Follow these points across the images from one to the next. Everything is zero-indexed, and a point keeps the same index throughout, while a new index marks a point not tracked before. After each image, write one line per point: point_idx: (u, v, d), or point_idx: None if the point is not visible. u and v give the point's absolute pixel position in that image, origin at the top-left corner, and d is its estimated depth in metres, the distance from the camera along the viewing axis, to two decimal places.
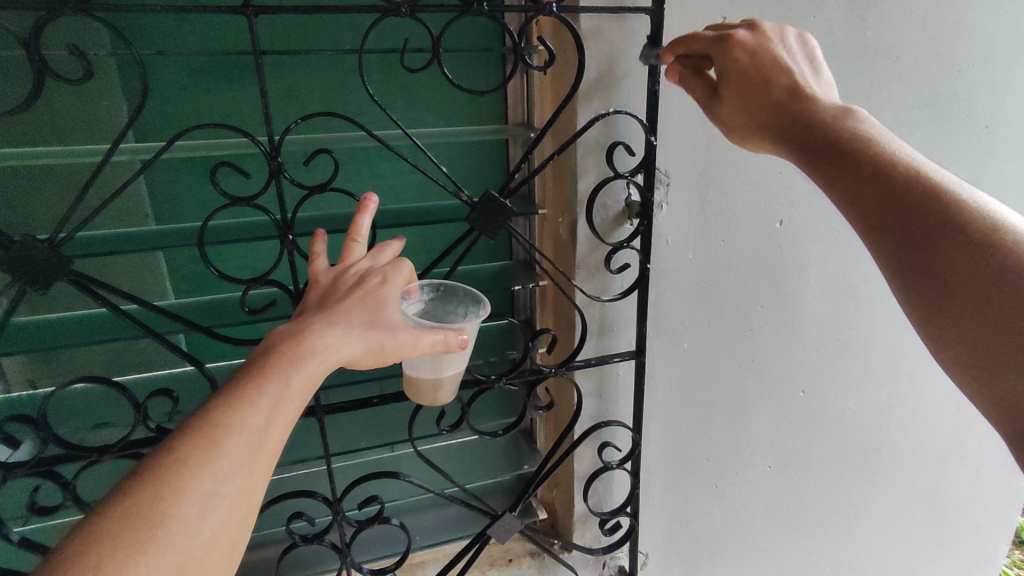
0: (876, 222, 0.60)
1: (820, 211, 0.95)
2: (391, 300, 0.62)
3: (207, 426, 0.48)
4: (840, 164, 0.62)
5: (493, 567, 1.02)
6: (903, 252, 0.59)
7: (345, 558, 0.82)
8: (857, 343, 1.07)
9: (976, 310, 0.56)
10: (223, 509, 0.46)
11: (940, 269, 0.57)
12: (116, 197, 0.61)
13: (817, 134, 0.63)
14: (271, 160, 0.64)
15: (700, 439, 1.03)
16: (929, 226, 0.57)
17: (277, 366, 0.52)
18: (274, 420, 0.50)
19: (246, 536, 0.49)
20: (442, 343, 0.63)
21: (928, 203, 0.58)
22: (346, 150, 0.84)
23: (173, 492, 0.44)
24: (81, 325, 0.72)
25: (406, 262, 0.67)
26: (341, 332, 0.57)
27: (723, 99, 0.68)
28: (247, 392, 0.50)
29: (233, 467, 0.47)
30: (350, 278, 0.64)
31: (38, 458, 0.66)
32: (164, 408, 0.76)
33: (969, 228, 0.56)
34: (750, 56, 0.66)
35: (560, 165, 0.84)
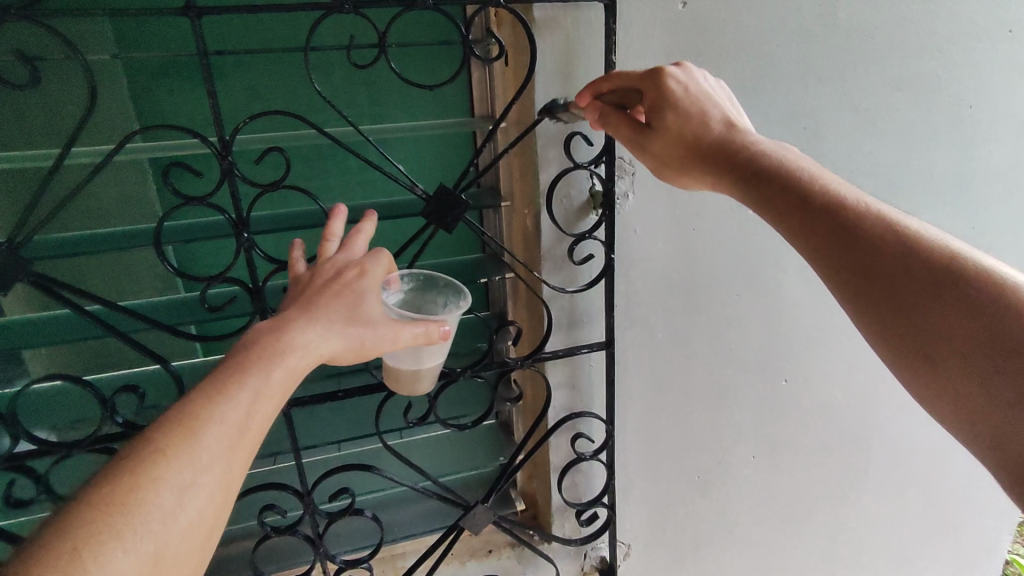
0: (832, 254, 0.60)
1: None
2: (371, 293, 0.62)
3: (185, 418, 0.49)
4: (791, 197, 0.62)
5: (472, 558, 1.02)
6: (865, 285, 0.58)
7: (318, 549, 0.83)
8: (842, 330, 1.05)
9: (951, 341, 0.55)
10: (200, 499, 0.47)
11: (907, 306, 0.57)
12: (73, 198, 0.63)
13: (765, 166, 0.64)
14: (222, 159, 0.66)
15: (679, 430, 1.02)
16: (891, 258, 0.57)
17: (256, 362, 0.52)
18: (255, 414, 0.51)
19: (224, 524, 0.50)
20: (425, 335, 0.64)
21: (872, 227, 0.59)
22: (311, 147, 0.85)
23: (149, 482, 0.45)
24: (47, 326, 0.74)
25: (385, 252, 0.65)
26: (320, 329, 0.57)
27: (654, 131, 0.69)
28: (227, 387, 0.51)
29: (212, 457, 0.48)
30: (328, 271, 0.63)
31: (10, 453, 0.69)
32: (131, 405, 0.78)
33: (914, 252, 0.57)
34: (681, 94, 0.68)
35: (523, 156, 0.84)
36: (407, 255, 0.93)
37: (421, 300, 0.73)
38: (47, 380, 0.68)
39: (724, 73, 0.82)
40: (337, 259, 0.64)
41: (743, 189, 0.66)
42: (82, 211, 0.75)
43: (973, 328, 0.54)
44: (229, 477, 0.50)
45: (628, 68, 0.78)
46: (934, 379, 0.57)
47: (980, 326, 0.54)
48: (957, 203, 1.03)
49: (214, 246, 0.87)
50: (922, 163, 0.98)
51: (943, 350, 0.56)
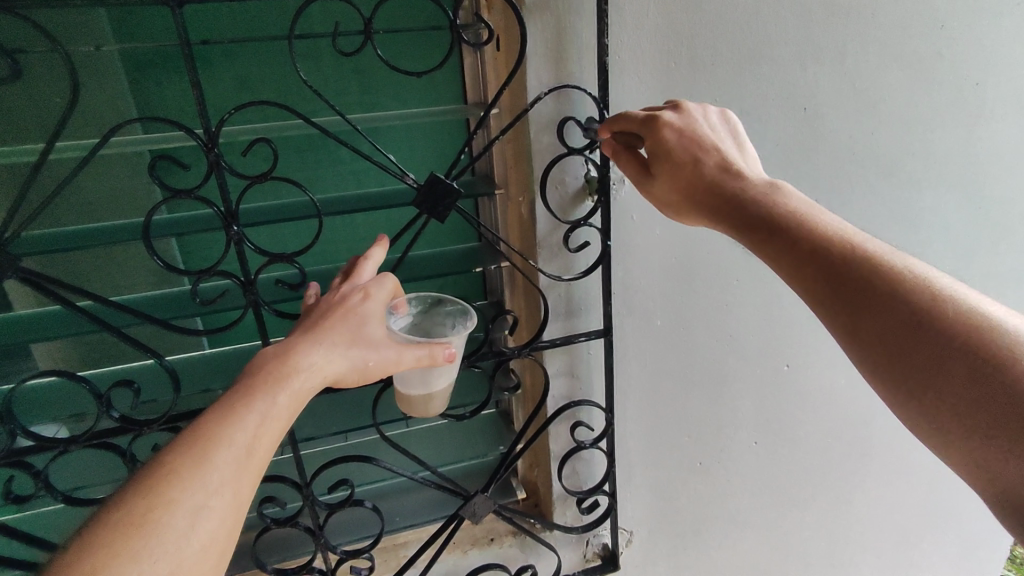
0: (828, 297, 0.60)
1: (794, 181, 0.91)
2: (374, 317, 0.65)
3: (195, 442, 0.51)
4: (787, 239, 0.63)
5: (474, 546, 1.02)
6: (863, 329, 0.58)
7: (318, 540, 0.84)
8: None
9: (950, 386, 0.54)
10: (213, 520, 0.48)
11: (903, 350, 0.56)
12: (58, 193, 0.62)
13: (758, 209, 0.65)
14: (208, 151, 0.64)
15: (680, 417, 1.01)
16: (887, 302, 0.57)
17: (263, 385, 0.56)
18: (261, 437, 0.53)
19: (236, 546, 0.51)
20: (428, 356, 0.66)
21: (860, 272, 0.59)
22: (301, 137, 0.84)
23: (163, 503, 0.47)
24: (39, 322, 0.74)
25: (390, 277, 0.68)
26: (324, 351, 0.61)
27: (655, 177, 0.70)
28: (235, 409, 0.53)
29: (222, 479, 0.50)
30: (334, 295, 0.66)
31: (8, 448, 0.69)
32: (127, 399, 0.78)
33: (903, 296, 0.56)
34: (682, 137, 0.69)
35: (517, 142, 0.82)
36: (402, 245, 0.92)
37: (428, 325, 0.73)
38: (41, 376, 0.68)
39: (720, 52, 0.80)
40: (342, 287, 0.68)
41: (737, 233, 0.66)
42: (70, 205, 0.75)
43: (972, 374, 0.53)
44: (240, 498, 0.51)
45: (622, 49, 0.76)
46: (937, 423, 0.56)
47: (979, 373, 0.53)
48: (961, 182, 1.00)
49: (202, 240, 0.87)
50: (925, 141, 0.95)
51: (942, 395, 0.55)
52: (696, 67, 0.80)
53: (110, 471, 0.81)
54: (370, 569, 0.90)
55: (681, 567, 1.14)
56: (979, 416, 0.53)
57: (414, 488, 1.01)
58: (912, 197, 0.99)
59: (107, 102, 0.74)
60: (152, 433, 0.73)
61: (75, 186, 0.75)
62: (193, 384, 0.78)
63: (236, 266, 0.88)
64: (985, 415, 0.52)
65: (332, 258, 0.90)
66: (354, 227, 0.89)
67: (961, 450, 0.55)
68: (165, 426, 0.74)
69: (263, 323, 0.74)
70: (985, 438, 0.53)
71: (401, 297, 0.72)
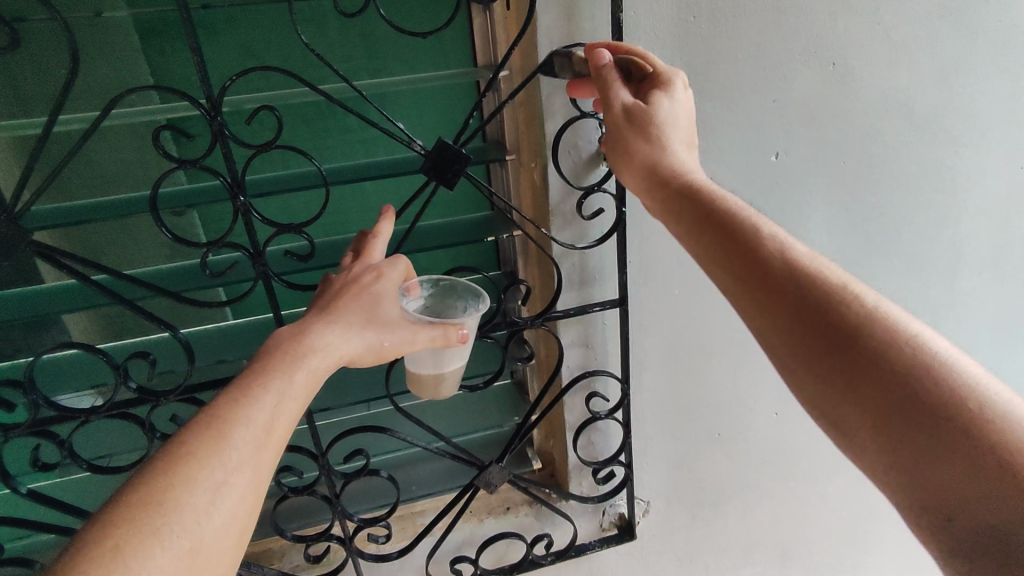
0: (784, 322, 0.52)
1: (820, 141, 0.86)
2: (387, 296, 0.65)
3: (212, 421, 0.51)
4: (740, 246, 0.54)
5: (490, 515, 1.03)
6: (809, 352, 0.52)
7: (336, 508, 0.85)
8: (870, 281, 0.99)
9: (900, 422, 0.50)
10: (232, 497, 0.49)
11: (857, 387, 0.50)
12: (63, 166, 0.62)
13: (713, 207, 0.56)
14: (212, 120, 0.64)
15: (697, 388, 0.99)
16: (833, 323, 0.51)
17: (280, 364, 0.56)
18: (279, 415, 0.54)
19: (254, 522, 0.52)
20: (442, 337, 0.67)
21: (803, 290, 0.52)
22: (310, 106, 0.82)
23: (184, 480, 0.47)
24: (53, 295, 0.75)
25: (402, 260, 0.66)
26: (339, 331, 0.61)
27: (647, 106, 0.63)
28: (252, 388, 0.54)
29: (241, 458, 0.50)
30: (344, 277, 0.66)
31: (32, 419, 0.71)
32: (143, 371, 0.79)
33: (846, 317, 0.51)
34: (673, 96, 0.65)
35: (528, 107, 0.80)
36: (411, 215, 0.90)
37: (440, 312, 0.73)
38: (60, 348, 0.69)
39: (742, 4, 0.76)
40: (354, 266, 0.67)
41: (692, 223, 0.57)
42: (75, 179, 0.75)
43: (921, 403, 0.49)
44: (258, 478, 0.52)
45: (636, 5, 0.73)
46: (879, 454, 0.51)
47: (926, 407, 0.49)
48: (1002, 140, 0.95)
49: (213, 211, 0.86)
50: (964, 96, 0.89)
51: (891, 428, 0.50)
52: (717, 23, 0.76)
53: (131, 441, 0.83)
54: (387, 537, 0.91)
55: (699, 538, 1.13)
56: (924, 452, 0.50)
57: (430, 458, 1.02)
58: (947, 156, 0.93)
59: (112, 71, 0.73)
60: (169, 403, 0.74)
61: (79, 158, 0.74)
62: (208, 354, 0.79)
63: (246, 239, 0.86)
64: (930, 451, 0.50)
65: (342, 229, 0.89)
66: (365, 195, 0.87)
67: (904, 484, 0.52)
68: (181, 396, 0.75)
69: (274, 294, 0.74)
70: (935, 477, 0.50)
71: (412, 279, 0.71)
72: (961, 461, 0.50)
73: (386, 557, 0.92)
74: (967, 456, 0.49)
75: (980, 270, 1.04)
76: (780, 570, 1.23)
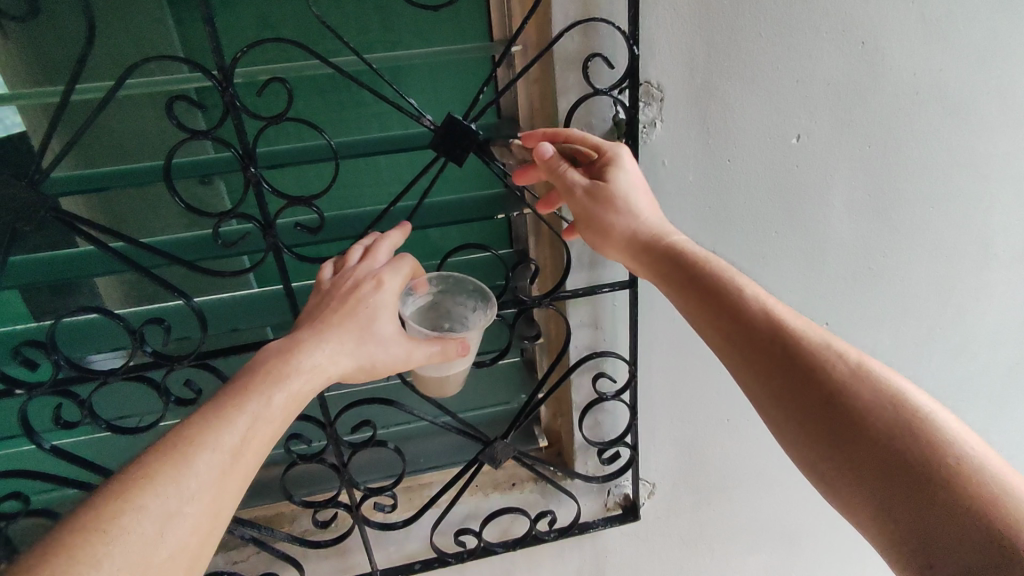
0: (755, 363, 0.61)
1: (845, 125, 0.83)
2: (384, 309, 0.68)
3: (178, 444, 0.54)
4: (717, 298, 0.64)
5: (495, 490, 1.05)
6: (779, 390, 0.59)
7: (343, 477, 0.87)
8: (892, 270, 0.96)
9: (860, 455, 0.55)
10: (184, 525, 0.51)
11: (821, 419, 0.57)
12: (81, 135, 0.64)
13: (693, 264, 0.67)
14: (223, 92, 0.65)
15: (708, 373, 0.98)
16: (795, 365, 0.59)
17: (262, 385, 0.59)
18: (248, 442, 0.56)
19: (209, 550, 0.54)
20: (440, 352, 0.71)
21: (772, 336, 0.61)
22: (325, 78, 0.80)
23: (135, 507, 0.49)
24: (72, 261, 0.77)
25: (410, 259, 0.72)
26: (329, 351, 0.64)
27: (608, 188, 0.71)
28: (226, 412, 0.57)
29: (199, 485, 0.53)
30: (346, 280, 0.69)
31: (55, 379, 0.74)
32: (159, 338, 0.81)
33: (808, 360, 0.59)
34: (622, 171, 0.72)
35: (542, 84, 0.79)
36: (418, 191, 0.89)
37: (445, 307, 0.80)
38: (80, 312, 0.71)
39: None
40: (357, 269, 0.70)
41: (677, 279, 0.67)
42: (94, 147, 0.76)
43: (879, 438, 0.54)
44: (215, 507, 0.54)
45: None
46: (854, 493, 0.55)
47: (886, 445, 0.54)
48: None
49: None
50: (1003, 78, 0.85)
51: (855, 463, 0.55)
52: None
53: (149, 405, 0.86)
54: (393, 506, 0.94)
55: (705, 523, 1.14)
56: (886, 486, 0.53)
57: (437, 432, 1.03)
58: (981, 142, 0.89)
59: (129, 40, 0.74)
60: (184, 367, 0.77)
61: (95, 128, 0.75)
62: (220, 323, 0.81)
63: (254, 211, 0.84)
64: (894, 487, 0.53)
65: (353, 202, 0.88)
66: (377, 169, 0.86)
67: (879, 523, 0.54)
68: (195, 362, 0.78)
69: (285, 265, 0.76)
70: (905, 515, 0.52)
71: (421, 277, 0.75)
72: (928, 504, 0.51)
73: (391, 526, 0.94)
74: (931, 499, 0.51)
75: (1011, 262, 1.00)
76: (787, 559, 1.22)
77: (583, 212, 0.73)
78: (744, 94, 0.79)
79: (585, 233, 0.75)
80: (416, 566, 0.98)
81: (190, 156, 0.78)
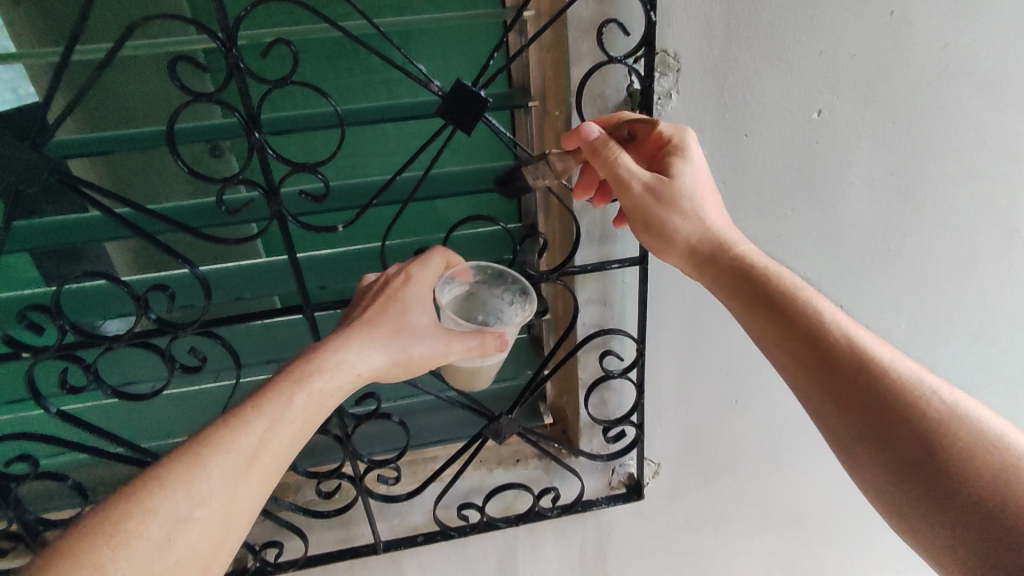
0: (822, 380, 0.63)
1: (869, 100, 0.80)
2: (414, 302, 0.73)
3: (193, 449, 0.57)
4: (785, 316, 0.66)
5: (500, 466, 1.05)
6: (846, 407, 0.61)
7: (347, 448, 0.87)
8: (911, 253, 0.93)
9: (925, 473, 0.57)
10: (192, 530, 0.54)
11: (887, 438, 0.59)
12: (84, 95, 0.63)
13: (764, 282, 0.68)
14: (227, 54, 0.63)
15: (717, 353, 0.97)
16: (865, 385, 0.61)
17: (284, 385, 0.63)
18: (262, 446, 0.59)
19: (218, 558, 0.56)
20: (479, 346, 0.72)
21: (838, 355, 0.63)
22: (331, 43, 0.79)
23: (142, 511, 0.52)
24: (77, 225, 0.76)
25: (441, 249, 0.76)
26: (359, 348, 0.69)
27: (670, 188, 0.71)
28: (243, 416, 0.60)
29: (210, 490, 0.55)
30: (382, 280, 0.75)
31: (60, 343, 0.74)
32: (163, 304, 0.81)
33: (876, 378, 0.60)
34: (687, 163, 0.71)
35: (555, 51, 0.77)
36: (422, 162, 0.87)
37: (483, 297, 0.79)
38: (85, 276, 0.71)
39: None
40: (391, 270, 0.76)
41: (740, 290, 0.69)
42: (99, 110, 0.75)
43: (941, 457, 0.57)
44: (226, 513, 0.56)
45: None
46: (903, 501, 0.59)
47: (942, 458, 0.57)
48: None
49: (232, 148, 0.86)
50: None
51: (910, 475, 0.58)
52: None
53: (155, 372, 0.86)
54: (396, 479, 0.95)
55: (709, 503, 1.13)
56: (950, 501, 0.56)
57: (443, 407, 1.03)
58: (1012, 120, 0.86)
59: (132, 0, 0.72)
60: (187, 335, 0.77)
61: (98, 88, 0.74)
62: (225, 292, 0.81)
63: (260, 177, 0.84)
64: (956, 502, 0.56)
65: (360, 171, 0.86)
66: (385, 138, 0.84)
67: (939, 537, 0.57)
68: (199, 330, 0.78)
69: (290, 234, 0.75)
70: (967, 528, 0.55)
71: (462, 267, 0.76)
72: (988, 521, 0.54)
73: (394, 498, 0.95)
74: (991, 518, 0.54)
75: None
76: (792, 542, 1.22)
77: (641, 210, 0.71)
78: (764, 65, 0.76)
79: (641, 235, 0.73)
80: (419, 539, 0.99)
81: (196, 119, 0.78)
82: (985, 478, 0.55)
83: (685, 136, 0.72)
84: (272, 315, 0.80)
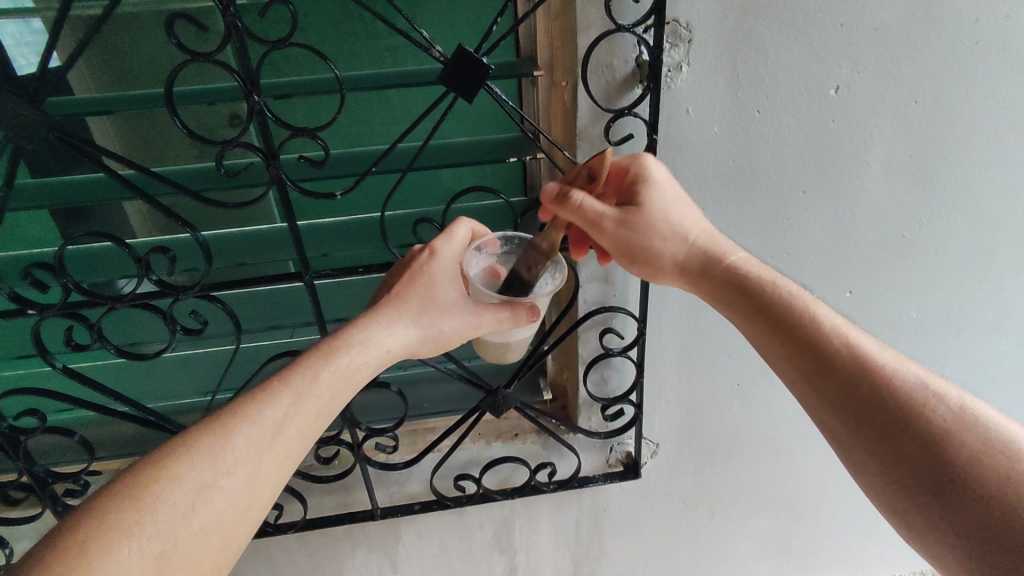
0: (817, 388, 0.62)
1: (890, 77, 0.77)
2: (441, 277, 0.73)
3: (222, 420, 0.58)
4: (779, 324, 0.66)
5: (498, 440, 1.06)
6: (842, 414, 0.61)
7: (346, 416, 0.88)
8: (926, 240, 0.90)
9: (921, 481, 0.56)
10: (217, 500, 0.54)
11: (884, 445, 0.58)
12: (83, 49, 0.63)
13: (759, 289, 0.68)
14: (225, 12, 0.62)
15: (720, 335, 0.95)
16: (859, 392, 0.59)
17: (312, 361, 0.64)
18: (287, 420, 0.60)
19: (242, 533, 0.57)
20: (510, 318, 0.72)
21: (831, 362, 0.62)
22: (336, 7, 0.77)
23: (168, 477, 0.53)
24: (81, 185, 0.77)
25: (465, 219, 0.76)
26: (389, 326, 0.70)
27: (639, 216, 0.71)
28: (270, 390, 0.61)
29: (235, 460, 0.56)
30: (410, 258, 0.75)
31: (64, 301, 0.75)
32: (164, 267, 0.82)
33: (869, 384, 0.59)
34: (652, 188, 0.72)
35: (563, 19, 0.74)
36: (422, 132, 0.85)
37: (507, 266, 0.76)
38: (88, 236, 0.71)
39: None
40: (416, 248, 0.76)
41: (735, 302, 0.69)
42: (103, 70, 0.75)
43: (937, 463, 0.55)
44: (250, 486, 0.57)
45: None
46: (901, 508, 0.57)
47: (939, 463, 0.55)
48: None
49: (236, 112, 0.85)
50: None
51: (910, 483, 0.56)
52: None
53: (157, 334, 0.88)
54: (394, 448, 0.96)
55: (707, 485, 1.12)
56: (949, 509, 0.54)
57: (443, 379, 1.03)
58: None
59: None
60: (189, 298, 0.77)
61: (102, 46, 0.73)
62: (227, 257, 0.81)
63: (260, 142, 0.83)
64: (956, 509, 0.54)
65: (363, 140, 0.85)
66: (389, 104, 0.83)
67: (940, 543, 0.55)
68: (200, 294, 0.78)
69: (290, 200, 0.75)
70: (966, 535, 0.53)
71: (489, 236, 0.77)
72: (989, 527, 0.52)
73: (392, 467, 0.96)
74: (993, 522, 0.52)
75: None
76: (788, 528, 1.21)
77: (622, 243, 0.72)
78: (779, 38, 0.73)
79: (630, 264, 0.74)
80: (415, 507, 1.00)
81: (202, 79, 0.77)
82: (980, 482, 0.53)
83: (643, 162, 0.73)
84: (272, 282, 0.80)
